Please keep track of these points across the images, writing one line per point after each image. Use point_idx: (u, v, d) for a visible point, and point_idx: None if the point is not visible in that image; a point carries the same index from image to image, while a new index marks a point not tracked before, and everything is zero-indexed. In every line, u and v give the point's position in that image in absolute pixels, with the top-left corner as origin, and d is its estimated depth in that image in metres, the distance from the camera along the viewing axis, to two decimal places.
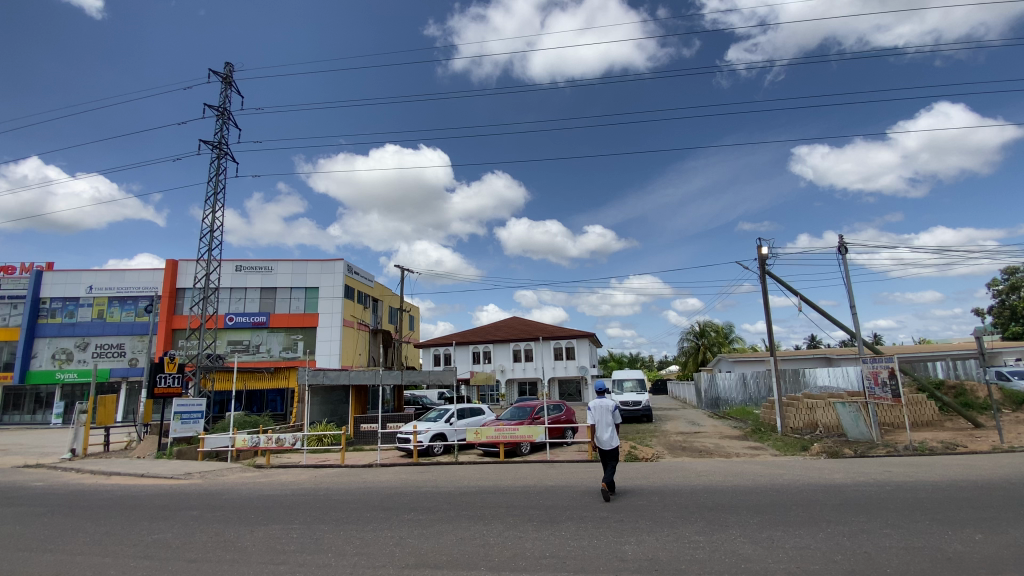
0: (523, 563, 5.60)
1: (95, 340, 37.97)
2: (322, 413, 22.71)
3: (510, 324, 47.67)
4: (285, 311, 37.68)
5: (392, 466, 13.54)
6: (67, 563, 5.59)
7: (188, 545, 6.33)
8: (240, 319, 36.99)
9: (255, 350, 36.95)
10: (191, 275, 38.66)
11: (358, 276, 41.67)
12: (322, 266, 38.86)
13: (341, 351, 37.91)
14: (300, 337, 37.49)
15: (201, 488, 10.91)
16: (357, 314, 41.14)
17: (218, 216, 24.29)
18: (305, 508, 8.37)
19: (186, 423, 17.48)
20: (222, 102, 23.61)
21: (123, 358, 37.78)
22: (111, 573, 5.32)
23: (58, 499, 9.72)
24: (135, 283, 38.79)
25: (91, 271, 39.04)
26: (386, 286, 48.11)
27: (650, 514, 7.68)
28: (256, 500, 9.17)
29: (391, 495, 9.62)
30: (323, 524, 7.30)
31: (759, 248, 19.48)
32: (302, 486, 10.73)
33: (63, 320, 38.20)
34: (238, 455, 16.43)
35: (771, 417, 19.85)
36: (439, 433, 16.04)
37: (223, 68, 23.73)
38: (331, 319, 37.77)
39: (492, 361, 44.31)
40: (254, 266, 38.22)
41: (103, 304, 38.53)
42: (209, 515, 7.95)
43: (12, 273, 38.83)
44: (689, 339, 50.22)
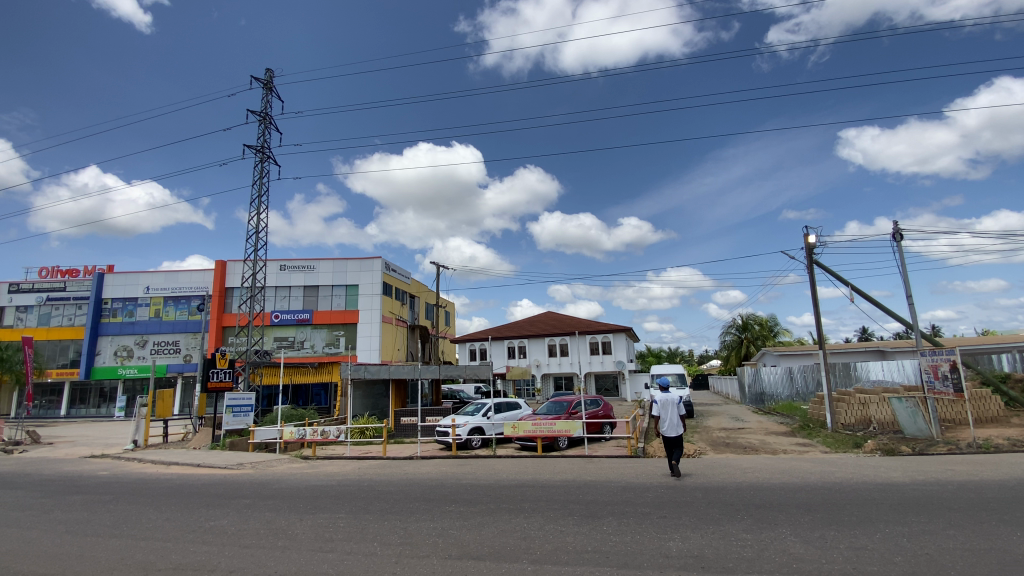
0: (566, 557, 5.57)
1: (152, 338, 40.25)
2: (363, 406, 23.30)
3: (545, 319, 47.53)
4: (327, 308, 38.85)
5: (431, 459, 13.75)
6: (133, 548, 5.93)
7: (242, 532, 6.61)
8: (285, 316, 38.40)
9: (300, 346, 38.27)
10: (238, 275, 40.35)
11: (396, 273, 42.48)
12: (361, 264, 39.79)
13: (381, 346, 38.79)
14: (342, 333, 38.58)
15: (252, 478, 11.38)
16: (395, 310, 41.95)
17: (262, 217, 25.19)
18: (350, 499, 8.62)
19: (237, 415, 18.27)
20: (264, 107, 24.39)
21: (178, 355, 39.91)
22: (172, 556, 5.61)
23: (122, 487, 10.32)
24: (188, 283, 40.85)
25: (148, 273, 41.37)
26: (423, 283, 48.84)
27: (695, 511, 7.52)
28: (304, 490, 9.52)
29: (433, 486, 9.80)
30: (368, 514, 7.50)
31: (805, 236, 18.63)
32: (347, 477, 11.07)
33: (123, 320, 40.63)
34: (286, 447, 17.08)
35: (821, 413, 19.01)
36: (477, 427, 16.19)
37: (263, 75, 24.47)
38: (370, 316, 38.73)
39: (527, 356, 44.31)
40: (297, 265, 39.53)
41: (159, 304, 40.75)
42: (261, 504, 8.30)
43: (77, 276, 41.59)
44: (731, 333, 48.78)
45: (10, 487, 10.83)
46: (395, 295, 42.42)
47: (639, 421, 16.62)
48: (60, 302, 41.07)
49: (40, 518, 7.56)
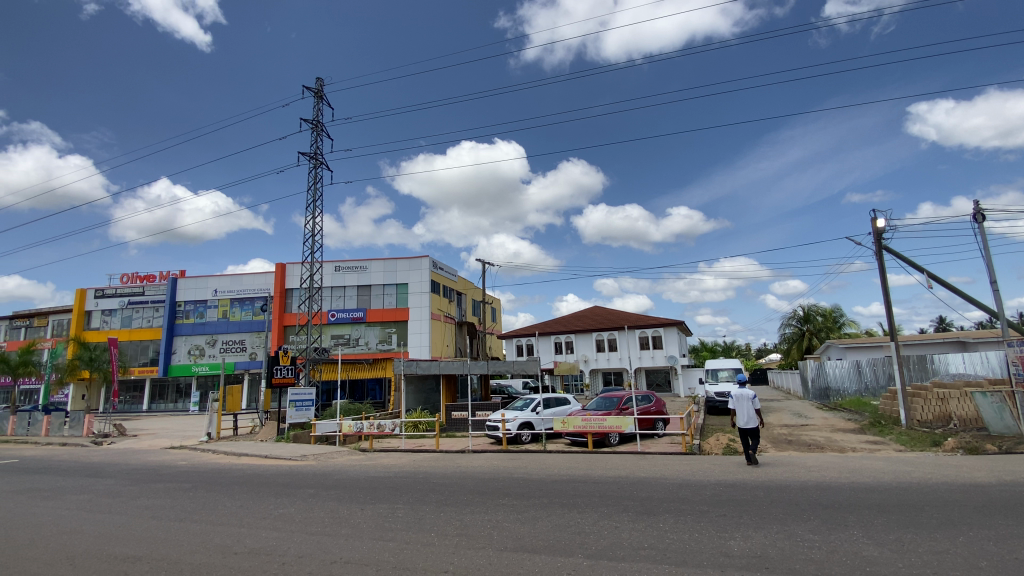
0: (621, 553, 5.49)
1: (221, 337, 42.99)
2: (416, 401, 23.92)
3: (593, 313, 46.99)
4: (379, 306, 40.12)
5: (483, 453, 13.95)
6: (211, 532, 6.37)
7: (309, 519, 6.95)
8: (341, 315, 39.90)
9: (355, 343, 39.67)
10: (297, 276, 42.35)
11: (443, 271, 43.26)
12: (410, 263, 40.77)
13: (431, 342, 39.68)
14: (394, 331, 39.72)
15: (314, 469, 11.94)
16: (443, 307, 42.78)
17: (317, 221, 26.25)
18: (407, 490, 8.90)
19: (300, 409, 19.19)
20: (316, 114, 25.38)
21: (244, 353, 42.42)
22: (246, 541, 5.97)
23: (199, 476, 11.10)
24: (251, 285, 43.29)
25: (215, 277, 44.17)
26: (469, 280, 49.47)
27: (757, 510, 7.21)
28: (364, 481, 9.92)
29: (485, 480, 9.95)
30: (425, 505, 7.69)
31: (873, 220, 17.39)
32: (403, 469, 11.43)
33: (195, 320, 43.59)
34: (345, 439, 17.80)
35: (893, 409, 17.80)
36: (527, 422, 16.22)
37: (314, 84, 25.45)
38: (420, 313, 39.71)
39: (575, 351, 44.00)
40: (350, 266, 41.00)
41: (226, 305, 43.41)
42: (325, 493, 8.71)
43: (153, 281, 44.93)
44: (791, 325, 46.49)
45: (104, 474, 11.89)
46: (443, 293, 43.21)
47: (693, 417, 16.18)
48: (140, 306, 44.58)
49: (130, 504, 8.26)
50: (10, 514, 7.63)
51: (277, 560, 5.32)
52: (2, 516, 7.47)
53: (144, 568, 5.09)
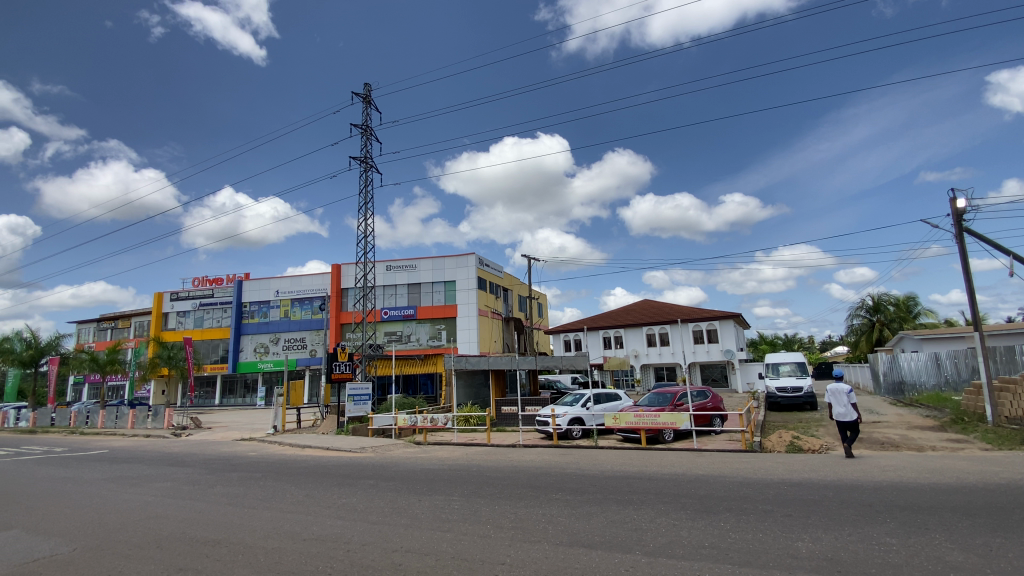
0: (680, 551, 5.37)
1: (284, 335, 45.34)
2: (467, 396, 24.29)
3: (643, 307, 46.02)
4: (429, 304, 41.01)
5: (534, 448, 14.01)
6: (281, 519, 6.74)
7: (370, 509, 7.22)
8: (393, 313, 41.02)
9: (407, 339, 40.73)
10: (351, 276, 44.01)
11: (489, 267, 43.62)
12: (457, 261, 41.39)
13: (479, 338, 40.19)
14: (443, 327, 40.50)
15: (373, 461, 12.40)
16: (490, 303, 43.19)
17: (369, 223, 27.08)
18: (463, 483, 9.08)
19: (358, 404, 19.96)
20: (365, 119, 26.15)
21: (305, 350, 44.54)
22: (313, 529, 6.27)
23: (268, 467, 11.79)
24: (310, 286, 45.38)
25: (276, 278, 46.59)
26: (515, 276, 49.69)
27: (829, 511, 6.82)
28: (421, 473, 10.21)
29: (538, 474, 10.00)
30: (480, 498, 7.80)
31: (952, 201, 16.00)
32: (458, 462, 11.68)
33: (260, 320, 46.18)
34: (400, 433, 18.37)
35: (978, 404, 16.35)
36: (578, 417, 16.12)
37: (362, 90, 26.23)
38: (468, 310, 40.29)
39: (625, 346, 43.26)
40: (401, 265, 42.11)
41: (287, 305, 45.71)
42: (384, 484, 9.04)
43: (222, 284, 47.97)
44: (859, 316, 43.70)
45: (184, 464, 12.86)
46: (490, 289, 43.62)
47: (753, 413, 15.55)
48: (210, 307, 47.73)
49: (209, 491, 8.90)
50: (106, 499, 8.39)
51: (343, 547, 5.53)
52: (98, 501, 8.21)
53: (225, 551, 5.46)
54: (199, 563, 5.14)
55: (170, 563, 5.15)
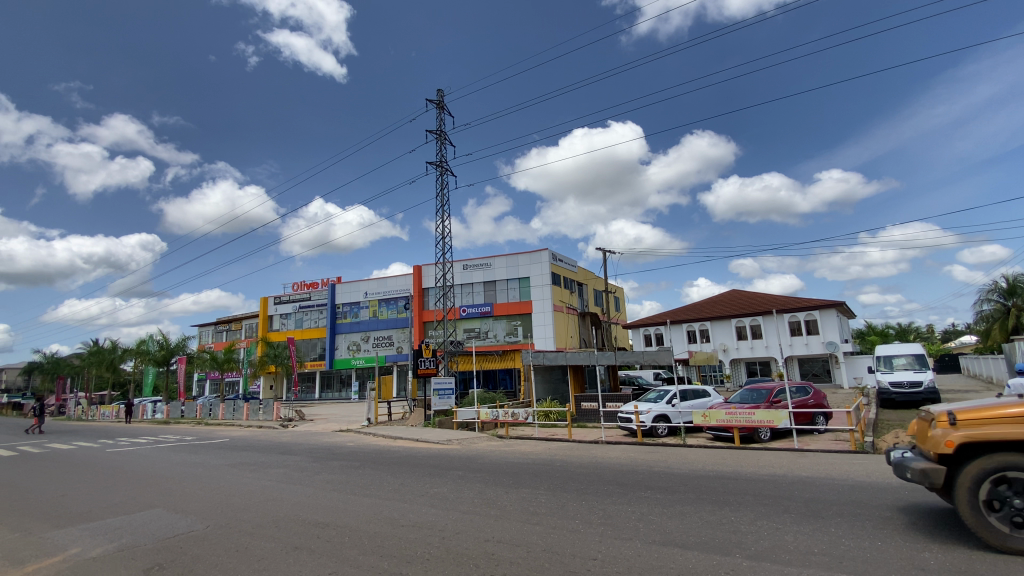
0: (786, 557, 5.02)
1: (373, 333, 48.18)
2: (547, 391, 24.34)
3: (731, 298, 43.50)
4: (505, 300, 41.61)
5: (618, 444, 13.77)
6: (379, 505, 7.18)
7: (460, 499, 7.47)
8: (470, 310, 42.06)
9: (485, 335, 41.62)
10: (431, 276, 45.76)
11: (563, 263, 43.42)
12: (531, 257, 41.59)
13: (556, 334, 40.13)
14: (520, 323, 40.93)
15: (460, 453, 12.83)
16: (566, 299, 42.96)
17: (446, 224, 28.00)
18: (549, 477, 9.10)
19: (443, 398, 20.74)
20: (439, 124, 27.00)
21: (392, 347, 47.04)
22: (411, 515, 6.60)
23: (365, 456, 12.61)
24: (394, 286, 47.84)
25: (364, 280, 49.56)
26: (590, 270, 49.04)
27: (961, 515, 6.05)
28: (506, 466, 10.40)
29: (625, 471, 9.79)
30: (567, 493, 7.80)
31: None
32: (542, 456, 11.76)
33: (351, 320, 49.42)
34: (484, 426, 18.81)
35: None
36: (663, 414, 15.58)
37: (435, 96, 27.10)
38: (543, 305, 40.36)
39: (712, 340, 41.15)
40: (477, 263, 43.09)
41: (375, 305, 48.52)
42: (471, 476, 9.32)
43: (317, 287, 51.91)
44: (991, 301, 38.33)
45: (292, 452, 14.13)
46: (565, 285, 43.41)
47: (864, 411, 14.16)
48: (308, 309, 51.83)
49: (316, 477, 9.69)
50: (232, 482, 9.43)
51: (438, 535, 5.76)
52: (226, 484, 9.26)
53: (332, 534, 5.90)
54: (312, 543, 5.59)
55: (288, 541, 5.66)
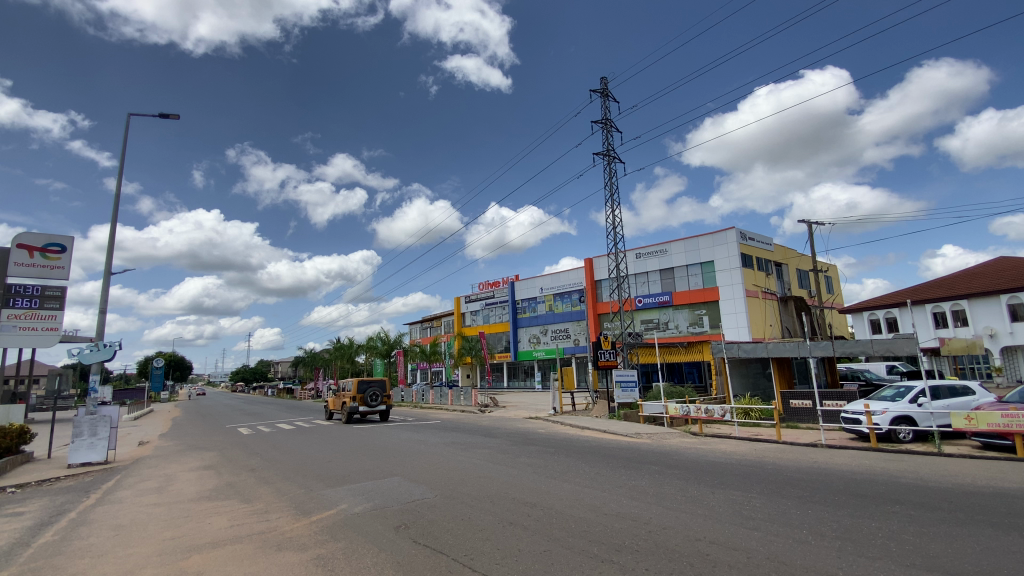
0: None
1: (551, 327, 49.87)
2: (743, 386, 22.16)
3: (997, 268, 33.65)
4: (686, 289, 39.07)
5: (845, 449, 11.73)
6: (581, 492, 7.33)
7: (662, 494, 7.19)
8: (648, 300, 40.78)
9: (665, 326, 39.87)
10: (604, 268, 45.43)
11: (754, 242, 38.79)
12: (714, 239, 38.21)
13: (750, 323, 36.11)
14: (705, 312, 38.04)
15: (651, 447, 12.44)
16: (760, 282, 38.32)
17: (617, 213, 27.35)
18: (760, 480, 8.17)
19: (626, 390, 20.43)
20: (604, 112, 26.55)
21: (570, 339, 47.98)
22: (613, 505, 6.60)
23: (557, 444, 13.11)
24: (568, 280, 48.85)
25: (539, 277, 51.64)
26: (789, 248, 42.93)
27: None
28: (706, 464, 9.72)
29: (859, 480, 8.24)
30: (787, 499, 6.91)
31: None
32: (746, 457, 10.68)
33: (531, 314, 52.01)
34: (673, 421, 17.88)
35: None
36: (905, 416, 12.78)
37: (600, 85, 26.71)
38: (732, 292, 36.60)
39: (971, 324, 32.44)
40: (652, 251, 41.45)
41: (551, 299, 50.19)
42: (669, 471, 8.93)
43: (499, 285, 55.98)
44: None
45: (492, 436, 15.46)
46: (759, 266, 38.72)
47: None
48: (493, 305, 56.38)
49: (517, 460, 10.43)
50: (448, 459, 10.74)
51: (645, 527, 5.64)
52: (443, 460, 10.56)
53: (540, 513, 6.24)
54: (524, 519, 5.98)
55: (502, 516, 6.14)
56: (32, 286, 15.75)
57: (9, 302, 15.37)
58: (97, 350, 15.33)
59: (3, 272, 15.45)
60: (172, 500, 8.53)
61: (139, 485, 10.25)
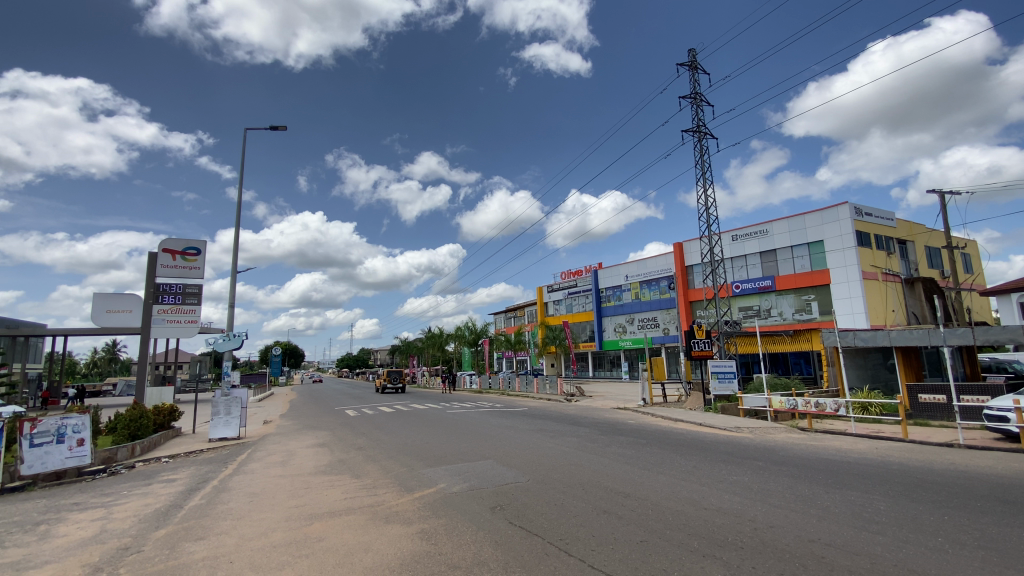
0: None
1: (638, 315, 48.44)
2: (860, 378, 20.03)
3: None
4: (791, 272, 35.97)
5: (990, 451, 10.19)
6: (677, 485, 7.09)
7: (768, 491, 6.74)
8: (747, 286, 38.23)
9: (767, 313, 37.13)
10: (696, 252, 43.19)
11: (872, 217, 34.67)
12: (823, 216, 34.77)
13: (869, 308, 32.45)
14: (813, 298, 34.82)
15: (753, 442, 11.68)
16: (880, 262, 34.21)
17: (709, 193, 25.61)
18: (884, 482, 7.34)
19: (723, 381, 19.31)
20: (693, 86, 25.05)
21: (659, 328, 46.28)
22: (712, 499, 6.32)
23: (650, 435, 12.74)
24: (656, 267, 47.06)
25: (625, 264, 50.30)
26: (915, 222, 37.90)
27: None
28: (818, 462, 8.93)
29: (1010, 486, 7.12)
30: (915, 502, 6.18)
31: None
32: (868, 456, 9.64)
33: (616, 303, 50.87)
34: (777, 416, 16.63)
35: None
36: None
37: (688, 57, 25.20)
38: (846, 274, 33.10)
39: None
40: (750, 233, 38.72)
41: (638, 287, 48.70)
42: (775, 467, 8.33)
43: (582, 274, 55.36)
44: None
45: (581, 425, 15.36)
46: (878, 245, 34.55)
47: None
48: (577, 294, 55.93)
49: (609, 449, 10.31)
50: (541, 446, 10.91)
51: (750, 524, 5.32)
52: (536, 447, 10.73)
53: (635, 504, 6.13)
54: (618, 509, 5.91)
55: (595, 504, 6.13)
56: (176, 285, 18.19)
57: (159, 298, 17.87)
58: (228, 339, 17.43)
59: (153, 274, 18.03)
60: (293, 473, 9.52)
61: (266, 458, 11.58)
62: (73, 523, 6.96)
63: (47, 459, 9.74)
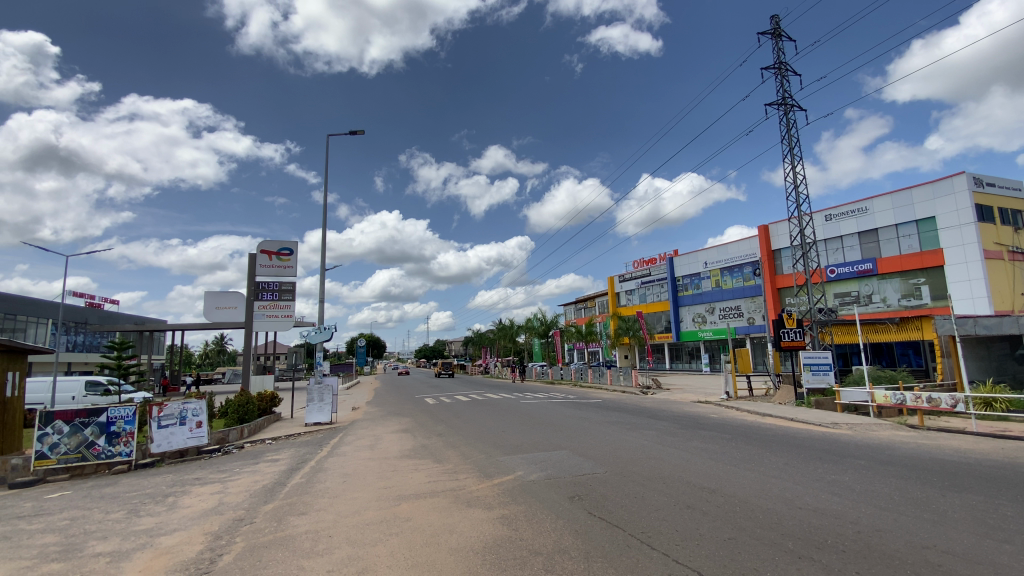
0: None
1: (719, 305, 46.14)
2: (982, 371, 17.76)
3: None
4: (896, 254, 32.50)
5: None
6: (768, 482, 6.70)
7: (873, 492, 6.19)
8: (843, 270, 35.15)
9: (867, 300, 33.89)
10: (783, 235, 40.26)
11: (997, 188, 30.36)
12: (933, 189, 31.00)
13: (993, 292, 28.58)
14: (924, 282, 31.27)
15: (853, 440, 10.76)
16: (1006, 239, 29.95)
17: (798, 170, 23.55)
18: (1014, 486, 6.47)
19: (817, 374, 17.92)
20: (776, 56, 23.19)
21: (743, 318, 43.82)
22: (808, 499, 5.91)
23: (736, 430, 12.13)
24: (738, 252, 44.45)
25: (703, 250, 47.97)
26: None
27: None
28: (931, 462, 8.05)
29: None
30: None
31: None
32: (994, 457, 8.53)
33: (694, 291, 48.73)
34: (881, 412, 15.16)
35: None
36: None
37: (770, 25, 23.33)
38: (964, 253, 29.32)
39: None
40: (846, 212, 35.45)
41: (718, 275, 46.32)
42: (879, 467, 7.63)
43: (656, 262, 53.55)
44: None
45: (659, 418, 14.93)
46: (1004, 219, 30.24)
47: None
48: (651, 283, 54.27)
49: (690, 443, 9.95)
50: (620, 438, 10.75)
51: (851, 527, 4.91)
52: (615, 439, 10.61)
53: (721, 500, 5.87)
54: (702, 504, 5.70)
55: (678, 499, 5.94)
56: (273, 283, 19.85)
57: (259, 296, 19.61)
58: (319, 332, 18.79)
59: (254, 273, 19.81)
60: (381, 456, 10.11)
61: (356, 442, 12.41)
62: (195, 496, 7.90)
63: (172, 439, 11.06)
